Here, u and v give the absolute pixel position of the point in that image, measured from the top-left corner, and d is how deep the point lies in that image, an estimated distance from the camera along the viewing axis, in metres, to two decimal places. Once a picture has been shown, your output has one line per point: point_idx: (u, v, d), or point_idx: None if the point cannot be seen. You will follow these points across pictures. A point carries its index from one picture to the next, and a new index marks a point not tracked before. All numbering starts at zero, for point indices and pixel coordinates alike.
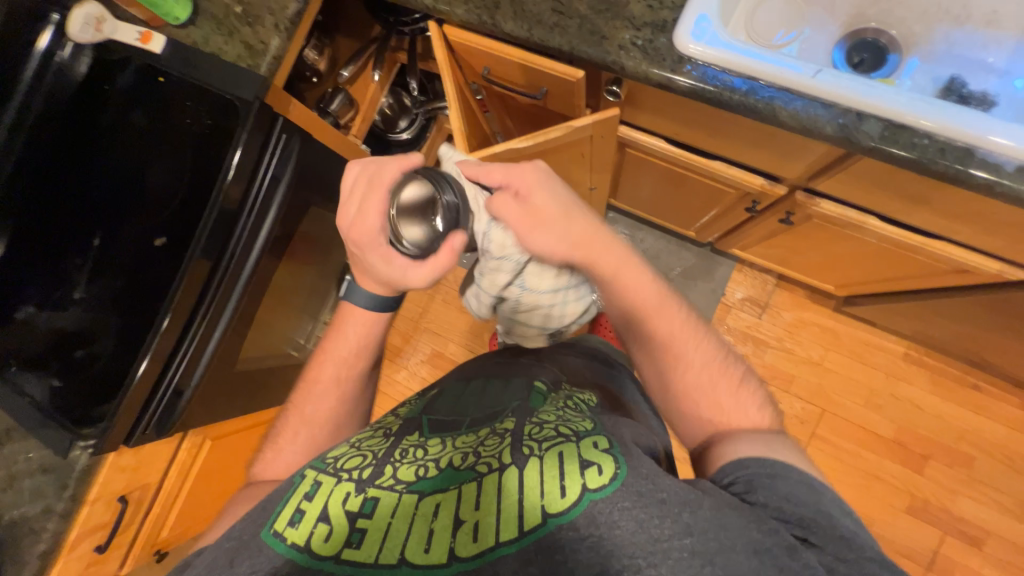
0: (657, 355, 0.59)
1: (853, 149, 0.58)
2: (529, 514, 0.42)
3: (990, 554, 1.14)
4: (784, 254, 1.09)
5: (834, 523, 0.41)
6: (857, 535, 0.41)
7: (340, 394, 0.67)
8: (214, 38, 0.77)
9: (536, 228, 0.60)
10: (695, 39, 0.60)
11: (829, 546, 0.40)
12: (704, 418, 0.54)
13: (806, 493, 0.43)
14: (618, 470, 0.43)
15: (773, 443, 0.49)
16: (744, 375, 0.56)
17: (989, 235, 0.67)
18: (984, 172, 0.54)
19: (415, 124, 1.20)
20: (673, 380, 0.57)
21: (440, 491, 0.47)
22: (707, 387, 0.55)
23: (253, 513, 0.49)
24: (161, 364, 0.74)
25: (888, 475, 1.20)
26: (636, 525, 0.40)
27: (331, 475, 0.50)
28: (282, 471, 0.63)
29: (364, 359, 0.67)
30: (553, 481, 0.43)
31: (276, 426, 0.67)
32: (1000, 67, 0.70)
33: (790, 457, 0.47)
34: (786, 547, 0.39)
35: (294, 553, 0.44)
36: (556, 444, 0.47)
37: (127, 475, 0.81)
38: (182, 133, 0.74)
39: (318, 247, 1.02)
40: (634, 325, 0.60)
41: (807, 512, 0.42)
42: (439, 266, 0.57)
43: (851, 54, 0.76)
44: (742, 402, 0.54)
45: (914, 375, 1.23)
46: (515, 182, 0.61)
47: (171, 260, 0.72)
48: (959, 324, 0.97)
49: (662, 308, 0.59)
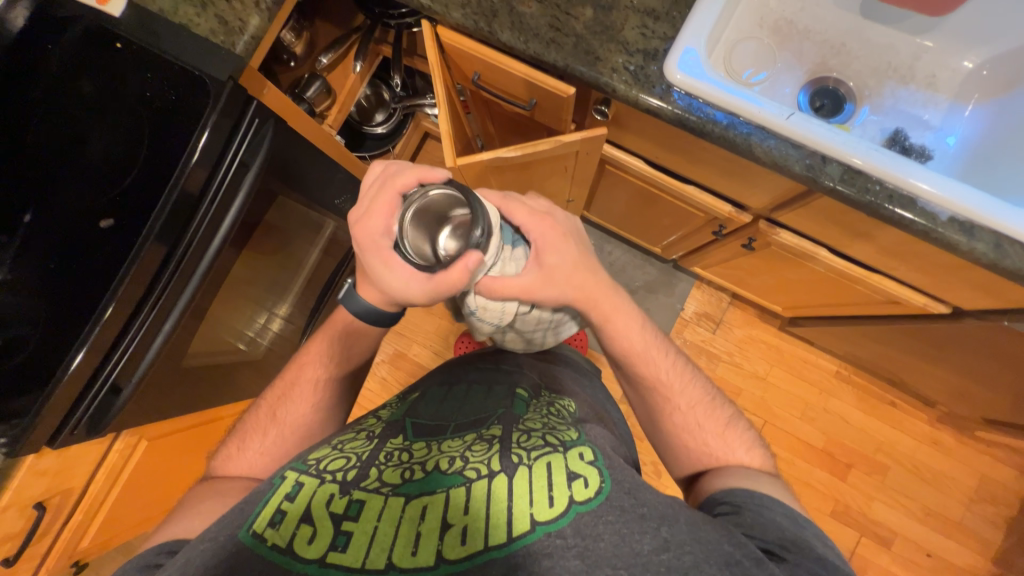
0: (652, 403, 0.65)
1: (816, 188, 0.63)
2: (518, 522, 0.43)
3: (897, 553, 1.28)
4: (741, 276, 1.16)
5: (812, 545, 0.46)
6: (833, 560, 0.45)
7: (316, 400, 0.66)
8: (184, 8, 0.71)
9: (548, 284, 0.59)
10: (681, 69, 0.63)
11: (802, 562, 0.44)
12: (693, 457, 0.61)
13: (788, 522, 0.48)
14: (603, 484, 0.46)
15: (759, 479, 0.55)
16: (731, 417, 0.63)
17: (919, 273, 0.75)
18: (923, 220, 0.61)
19: (392, 119, 1.17)
20: (666, 425, 0.63)
21: (427, 495, 0.46)
22: (695, 431, 0.61)
23: (231, 513, 0.46)
24: (100, 356, 0.67)
25: (816, 482, 1.31)
26: (618, 538, 0.42)
27: (314, 476, 0.49)
28: (245, 471, 0.60)
29: (340, 360, 0.68)
30: (542, 491, 0.45)
31: (244, 423, 0.65)
32: (935, 124, 0.80)
33: (778, 492, 0.53)
34: (755, 559, 0.42)
35: (273, 554, 0.42)
36: (544, 454, 0.49)
37: (47, 480, 0.72)
38: (139, 105, 0.68)
39: (282, 240, 0.95)
40: (629, 373, 0.66)
41: (788, 534, 0.47)
42: (443, 283, 0.50)
43: (813, 98, 0.83)
44: (729, 443, 0.60)
45: (843, 392, 1.36)
46: (535, 234, 0.60)
47: (115, 243, 0.65)
48: (885, 348, 1.08)
49: (655, 359, 0.65)
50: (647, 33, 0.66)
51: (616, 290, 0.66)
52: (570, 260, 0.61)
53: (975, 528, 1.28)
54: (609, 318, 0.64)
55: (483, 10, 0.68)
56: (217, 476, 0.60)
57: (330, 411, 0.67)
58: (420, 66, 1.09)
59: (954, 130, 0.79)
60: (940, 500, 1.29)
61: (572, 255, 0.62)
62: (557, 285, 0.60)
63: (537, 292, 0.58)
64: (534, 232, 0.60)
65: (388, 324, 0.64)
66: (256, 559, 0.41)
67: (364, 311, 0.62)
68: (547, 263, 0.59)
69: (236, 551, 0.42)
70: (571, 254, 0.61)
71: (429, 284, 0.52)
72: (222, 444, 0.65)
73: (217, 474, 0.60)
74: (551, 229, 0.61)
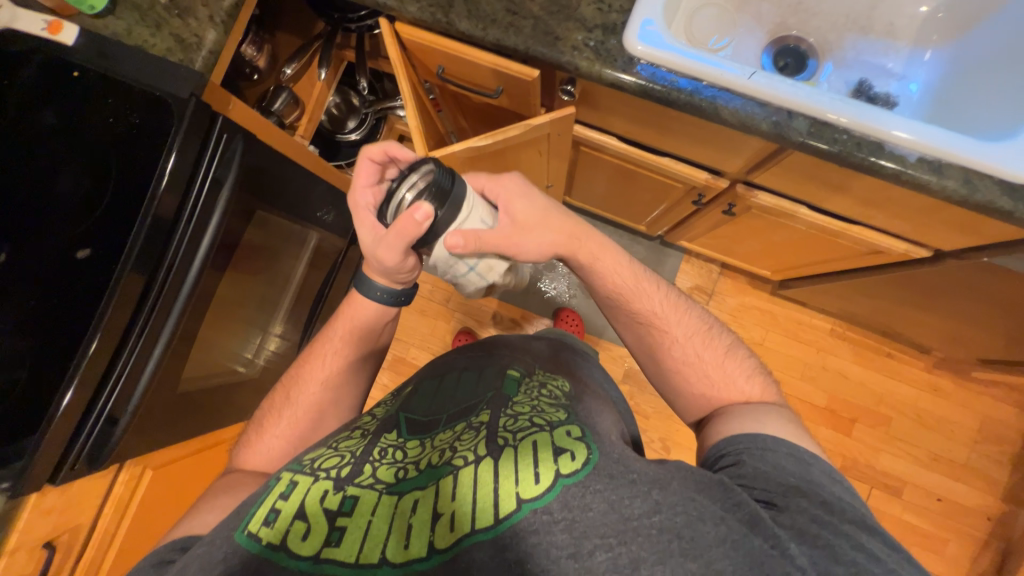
0: (651, 342, 0.64)
1: (786, 144, 0.64)
2: (504, 503, 0.43)
3: (908, 501, 1.30)
4: (727, 244, 1.17)
5: (817, 490, 0.46)
6: (841, 501, 0.45)
7: (325, 384, 0.67)
8: (139, 30, 0.72)
9: (523, 234, 0.60)
10: (641, 39, 0.63)
11: (809, 510, 0.44)
12: (699, 390, 0.61)
13: (794, 464, 0.48)
14: (590, 455, 0.46)
15: (767, 419, 0.54)
16: (731, 346, 0.63)
17: (897, 220, 0.76)
18: (892, 163, 0.61)
19: (365, 125, 1.18)
20: (666, 361, 0.63)
21: (419, 489, 0.47)
22: (694, 364, 0.61)
23: (227, 518, 0.47)
24: (91, 388, 0.66)
25: (823, 440, 1.33)
26: (607, 506, 0.43)
27: (309, 474, 0.49)
28: (264, 456, 0.63)
29: (351, 347, 0.68)
30: (527, 468, 0.45)
31: (260, 412, 0.68)
32: (898, 72, 0.81)
33: (782, 432, 0.52)
34: (749, 518, 0.42)
35: (270, 552, 0.42)
36: (530, 435, 0.49)
37: (54, 518, 0.71)
38: (104, 132, 0.67)
39: (267, 254, 0.94)
40: (623, 313, 0.65)
41: (794, 480, 0.47)
42: (404, 235, 0.54)
43: (777, 58, 0.84)
44: (730, 373, 0.60)
45: (840, 349, 1.37)
46: (495, 194, 0.62)
47: (91, 274, 0.64)
48: (875, 299, 1.09)
49: (646, 295, 0.64)
50: (604, 8, 0.67)
51: (597, 233, 0.65)
52: (542, 207, 0.63)
53: (981, 468, 1.29)
54: (598, 258, 0.64)
55: (439, 1, 0.67)
56: (235, 469, 0.63)
57: (340, 398, 0.69)
58: (385, 67, 1.08)
59: (916, 76, 0.80)
60: (944, 444, 1.31)
61: (541, 205, 0.63)
62: (535, 233, 0.61)
63: (517, 242, 0.60)
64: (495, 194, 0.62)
65: (401, 305, 0.68)
66: (254, 558, 0.42)
67: (368, 290, 0.65)
68: (518, 215, 0.61)
69: (234, 553, 0.42)
70: (540, 202, 0.63)
71: (388, 238, 0.55)
72: (242, 437, 0.68)
73: (236, 467, 0.63)
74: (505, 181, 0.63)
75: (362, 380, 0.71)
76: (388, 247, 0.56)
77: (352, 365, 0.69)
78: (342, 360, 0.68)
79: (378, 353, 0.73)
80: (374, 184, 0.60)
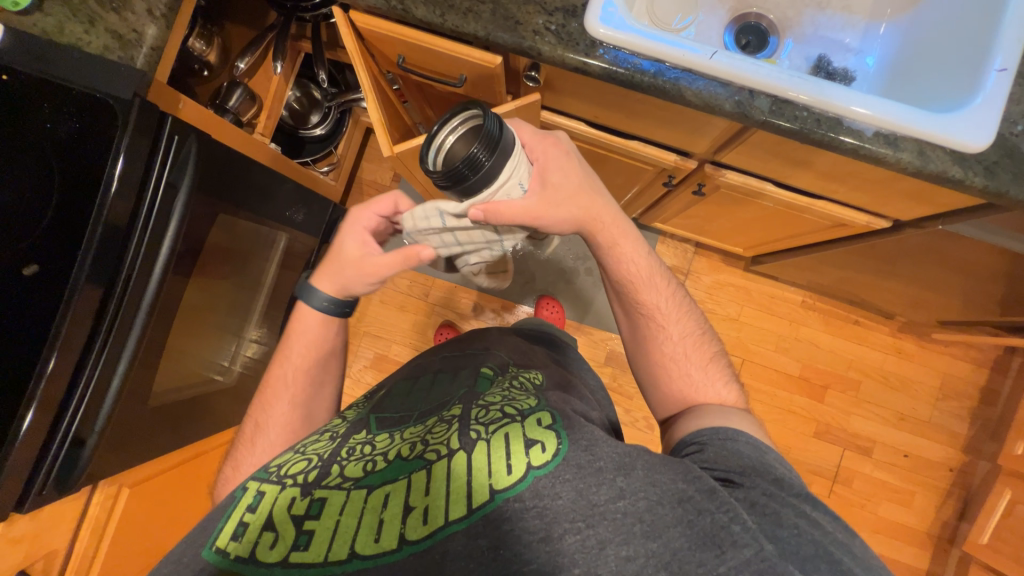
0: (645, 331, 0.65)
1: (749, 123, 0.65)
2: (477, 493, 0.44)
3: (878, 459, 1.37)
4: (699, 224, 1.19)
5: (770, 469, 0.48)
6: (787, 476, 0.48)
7: (295, 401, 0.66)
8: (71, 25, 0.67)
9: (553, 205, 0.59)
10: (604, 22, 0.63)
11: (762, 484, 0.46)
12: (676, 386, 0.62)
13: (752, 450, 0.50)
14: (560, 446, 0.46)
15: (732, 416, 0.56)
16: (716, 353, 0.65)
17: (858, 193, 0.78)
18: (851, 138, 0.63)
19: (329, 119, 1.16)
20: (654, 352, 0.64)
21: (388, 483, 0.46)
22: (681, 360, 0.63)
23: (194, 534, 0.46)
24: (53, 411, 0.63)
25: (798, 407, 1.39)
26: (577, 493, 0.43)
27: (275, 483, 0.48)
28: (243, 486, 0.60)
29: (314, 355, 0.67)
30: (499, 459, 0.45)
31: (234, 443, 0.66)
32: (855, 46, 0.82)
33: (745, 426, 0.54)
34: (706, 491, 0.44)
35: (238, 566, 0.42)
36: (502, 426, 0.49)
37: (25, 546, 0.69)
38: (40, 139, 0.62)
39: (234, 258, 0.91)
40: (626, 300, 0.66)
41: (749, 461, 0.49)
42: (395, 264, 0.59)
43: (739, 36, 0.85)
44: (711, 377, 0.62)
45: (811, 319, 1.41)
46: (538, 154, 0.60)
47: (40, 292, 0.61)
48: (842, 270, 1.12)
49: (654, 289, 0.65)
50: None
51: (622, 218, 0.64)
52: (583, 179, 0.61)
53: (943, 423, 1.37)
54: (617, 243, 0.64)
55: None
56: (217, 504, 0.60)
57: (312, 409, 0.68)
58: (344, 58, 1.04)
59: (872, 51, 0.82)
60: (910, 403, 1.38)
61: (576, 181, 0.61)
62: (559, 206, 0.60)
63: (542, 212, 0.59)
64: (536, 154, 0.60)
65: (345, 317, 0.68)
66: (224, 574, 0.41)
67: (317, 300, 0.65)
68: (550, 182, 0.59)
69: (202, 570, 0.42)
70: (576, 177, 0.61)
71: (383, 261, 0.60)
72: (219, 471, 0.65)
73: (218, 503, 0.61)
74: (547, 148, 0.60)
75: (330, 390, 0.71)
76: (378, 266, 0.61)
77: (315, 376, 0.68)
78: (305, 374, 0.67)
79: (341, 359, 0.72)
80: (387, 218, 0.64)
